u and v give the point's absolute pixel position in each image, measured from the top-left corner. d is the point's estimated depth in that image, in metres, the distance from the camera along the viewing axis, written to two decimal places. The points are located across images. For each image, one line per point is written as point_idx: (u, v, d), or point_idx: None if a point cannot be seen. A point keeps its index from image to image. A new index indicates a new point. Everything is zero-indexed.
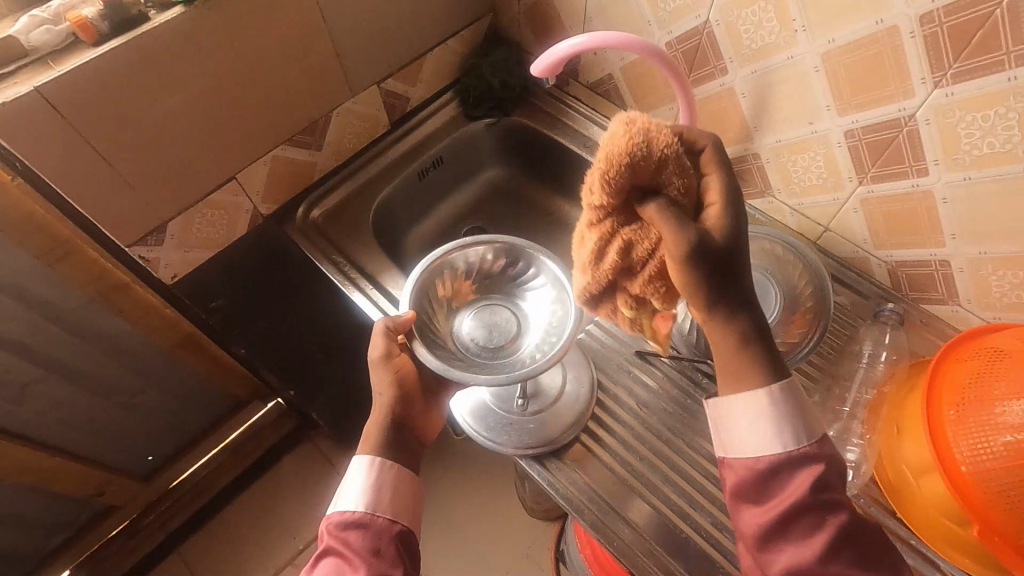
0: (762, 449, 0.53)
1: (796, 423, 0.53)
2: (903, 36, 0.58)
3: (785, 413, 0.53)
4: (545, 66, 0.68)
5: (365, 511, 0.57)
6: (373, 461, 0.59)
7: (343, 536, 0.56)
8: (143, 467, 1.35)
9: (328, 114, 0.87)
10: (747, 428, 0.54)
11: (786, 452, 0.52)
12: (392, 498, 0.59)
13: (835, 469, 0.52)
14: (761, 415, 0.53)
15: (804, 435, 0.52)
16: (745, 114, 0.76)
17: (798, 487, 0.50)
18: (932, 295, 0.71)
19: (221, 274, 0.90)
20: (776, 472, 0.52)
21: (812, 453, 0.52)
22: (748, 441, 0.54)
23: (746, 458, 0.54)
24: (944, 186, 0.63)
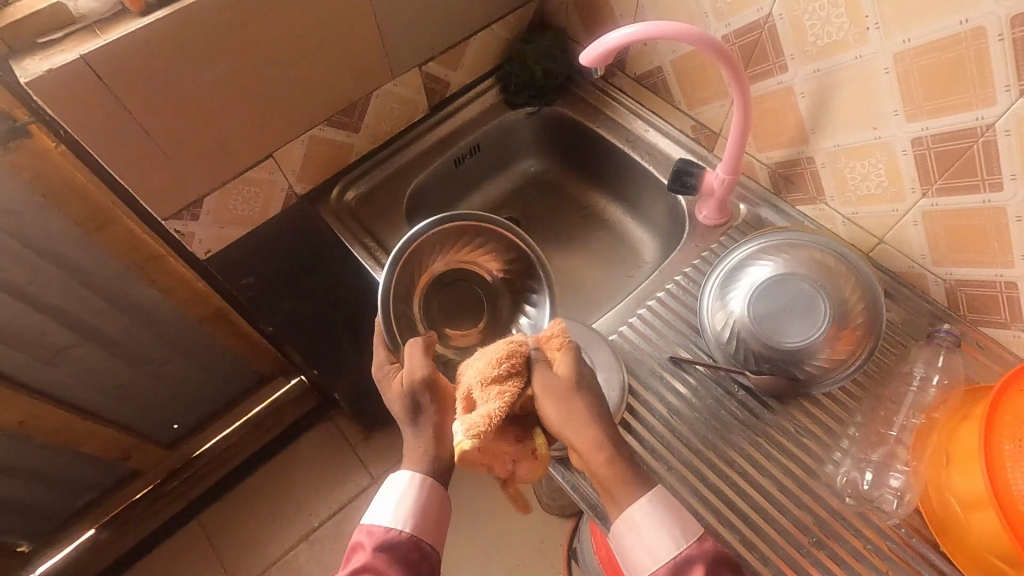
0: (653, 563, 0.54)
1: (671, 525, 0.53)
2: (989, 38, 0.53)
3: (669, 513, 0.54)
4: (595, 56, 0.65)
5: (407, 533, 0.57)
6: (422, 482, 0.58)
7: (384, 557, 0.55)
8: (169, 435, 1.39)
9: (367, 96, 0.86)
10: (637, 544, 0.54)
11: (673, 557, 0.53)
12: (431, 522, 0.58)
13: (722, 562, 0.53)
14: (638, 530, 0.53)
15: (682, 538, 0.53)
16: (802, 115, 0.72)
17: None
18: (993, 318, 0.67)
19: (255, 251, 0.90)
20: (676, 574, 0.53)
21: (699, 549, 0.53)
22: (641, 555, 0.54)
23: (646, 573, 0.54)
24: (1019, 203, 0.58)
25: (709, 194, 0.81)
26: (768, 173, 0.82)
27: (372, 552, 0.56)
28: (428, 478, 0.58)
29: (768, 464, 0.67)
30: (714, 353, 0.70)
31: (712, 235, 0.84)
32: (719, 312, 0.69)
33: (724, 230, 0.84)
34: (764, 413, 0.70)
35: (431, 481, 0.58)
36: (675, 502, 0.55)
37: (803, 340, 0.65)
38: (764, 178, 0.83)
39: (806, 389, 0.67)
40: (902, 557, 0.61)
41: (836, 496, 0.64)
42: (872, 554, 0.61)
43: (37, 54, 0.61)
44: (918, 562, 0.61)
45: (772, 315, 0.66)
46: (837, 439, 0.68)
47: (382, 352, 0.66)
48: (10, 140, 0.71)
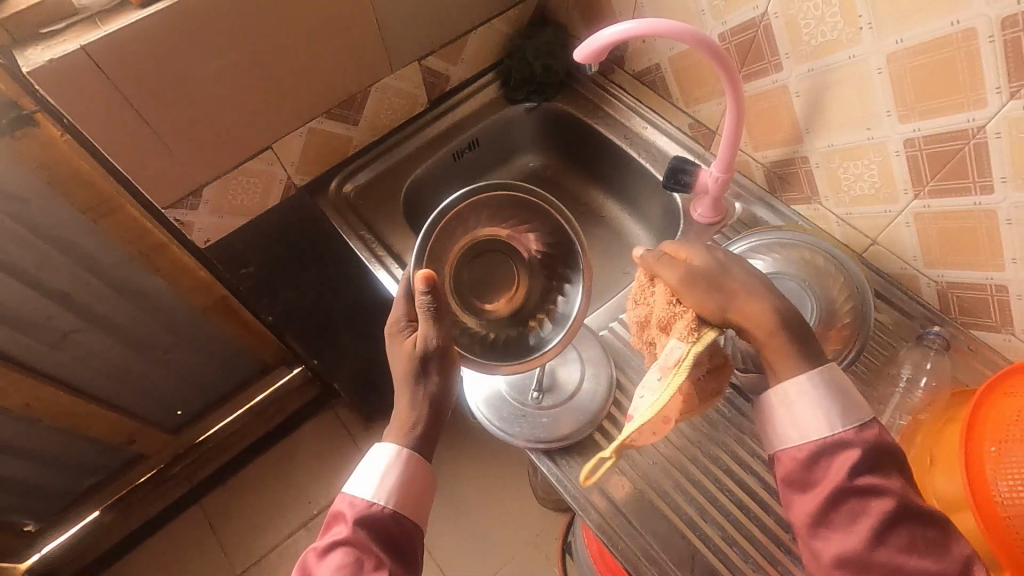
0: (804, 436, 0.52)
1: (838, 404, 0.52)
2: (980, 40, 0.53)
3: (830, 399, 0.52)
4: (589, 52, 0.66)
5: (388, 509, 0.57)
6: (402, 453, 0.59)
7: (363, 531, 0.56)
8: (173, 420, 1.41)
9: (366, 89, 0.86)
10: (789, 415, 0.53)
11: (826, 436, 0.51)
12: (412, 498, 0.59)
13: (880, 453, 0.50)
14: (805, 400, 0.53)
15: (846, 418, 0.52)
16: (797, 114, 0.72)
17: (842, 466, 0.50)
18: (983, 321, 0.67)
19: (255, 241, 0.91)
20: (820, 452, 0.51)
21: (855, 435, 0.51)
22: (788, 429, 0.53)
23: (789, 446, 0.53)
24: (1009, 206, 0.58)
25: (703, 192, 0.81)
26: (763, 172, 0.82)
27: (353, 524, 0.56)
28: (409, 448, 0.59)
29: (752, 461, 0.67)
30: None
31: (707, 233, 0.84)
32: None
33: (719, 229, 0.83)
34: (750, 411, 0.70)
35: (411, 453, 0.59)
36: (845, 386, 0.53)
37: None
38: (760, 177, 0.83)
39: None
40: None
41: None
42: None
43: (40, 44, 0.62)
44: None
45: (762, 314, 0.67)
46: None
47: (400, 306, 0.62)
48: (17, 128, 0.73)
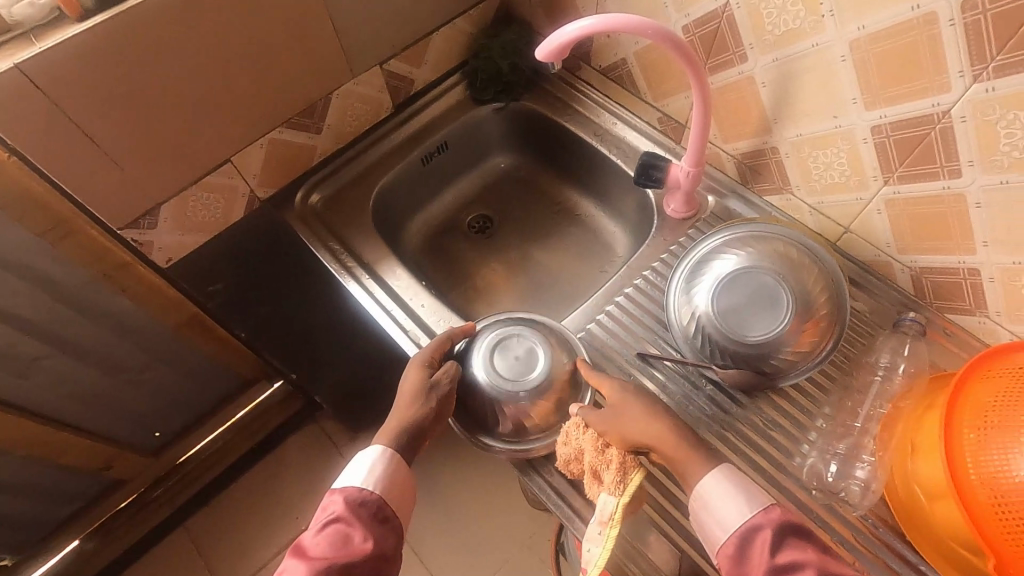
0: (725, 527, 0.55)
1: (744, 491, 0.56)
2: (941, 24, 0.52)
3: (740, 491, 0.56)
4: (550, 50, 0.65)
5: (376, 494, 0.61)
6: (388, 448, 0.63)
7: (355, 510, 0.59)
8: (151, 443, 1.36)
9: (327, 96, 0.84)
10: (710, 515, 0.56)
11: (741, 525, 0.54)
12: (398, 487, 0.62)
13: (794, 528, 0.53)
14: (715, 494, 0.56)
15: (753, 501, 0.55)
16: (764, 105, 0.71)
17: (764, 551, 0.52)
18: (958, 305, 0.67)
19: (221, 256, 0.89)
20: (744, 540, 0.54)
21: (765, 519, 0.54)
22: (714, 530, 0.56)
23: (721, 544, 0.55)
24: (977, 190, 0.58)
25: (676, 187, 0.80)
26: (734, 164, 0.81)
27: (343, 506, 0.59)
28: (394, 448, 0.64)
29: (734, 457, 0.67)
30: (682, 348, 0.70)
31: (681, 228, 0.83)
32: (685, 309, 0.68)
33: (693, 223, 0.83)
34: (731, 406, 0.70)
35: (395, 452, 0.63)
36: (746, 476, 0.58)
37: (768, 334, 0.64)
38: (731, 169, 0.82)
39: (774, 381, 0.66)
40: (867, 547, 0.62)
41: (802, 489, 0.64)
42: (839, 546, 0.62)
43: None
44: (885, 552, 0.61)
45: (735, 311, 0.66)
46: (804, 431, 0.68)
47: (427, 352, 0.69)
48: None
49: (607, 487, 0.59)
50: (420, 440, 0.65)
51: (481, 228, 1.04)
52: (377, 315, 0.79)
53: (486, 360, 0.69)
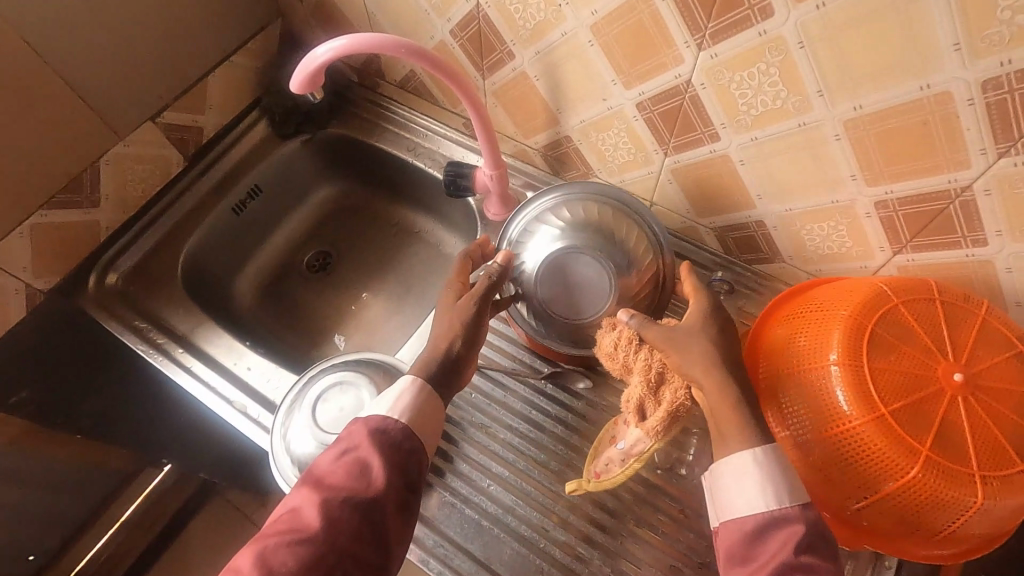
0: (748, 507, 0.46)
1: (792, 479, 0.47)
2: (654, 0, 0.53)
3: (783, 476, 0.46)
4: (302, 81, 0.61)
5: (401, 424, 0.51)
6: (415, 384, 0.53)
7: (372, 438, 0.50)
8: (28, 568, 1.17)
9: (93, 165, 0.76)
10: (737, 484, 0.47)
11: (768, 510, 0.46)
12: (422, 416, 0.52)
13: (824, 533, 0.45)
14: (749, 472, 0.47)
15: (798, 495, 0.46)
16: (544, 97, 0.71)
17: (784, 543, 0.44)
18: (759, 255, 0.70)
19: (15, 365, 0.78)
20: (763, 529, 0.46)
21: (801, 512, 0.45)
22: (737, 501, 0.47)
23: (731, 518, 0.47)
24: (736, 148, 0.60)
25: (488, 191, 0.78)
26: (542, 157, 0.80)
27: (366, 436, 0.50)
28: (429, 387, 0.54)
29: (585, 453, 0.66)
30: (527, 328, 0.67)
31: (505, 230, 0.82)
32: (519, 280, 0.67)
33: None
34: (574, 402, 0.69)
35: (427, 388, 0.53)
36: None
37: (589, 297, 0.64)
38: (541, 163, 0.82)
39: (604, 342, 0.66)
40: None
41: (648, 470, 0.64)
42: (693, 517, 0.62)
43: None
44: None
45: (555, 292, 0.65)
46: None
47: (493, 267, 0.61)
48: None
49: (645, 428, 0.53)
50: (456, 364, 0.56)
51: (321, 265, 0.99)
52: (199, 393, 0.72)
53: (310, 421, 0.63)
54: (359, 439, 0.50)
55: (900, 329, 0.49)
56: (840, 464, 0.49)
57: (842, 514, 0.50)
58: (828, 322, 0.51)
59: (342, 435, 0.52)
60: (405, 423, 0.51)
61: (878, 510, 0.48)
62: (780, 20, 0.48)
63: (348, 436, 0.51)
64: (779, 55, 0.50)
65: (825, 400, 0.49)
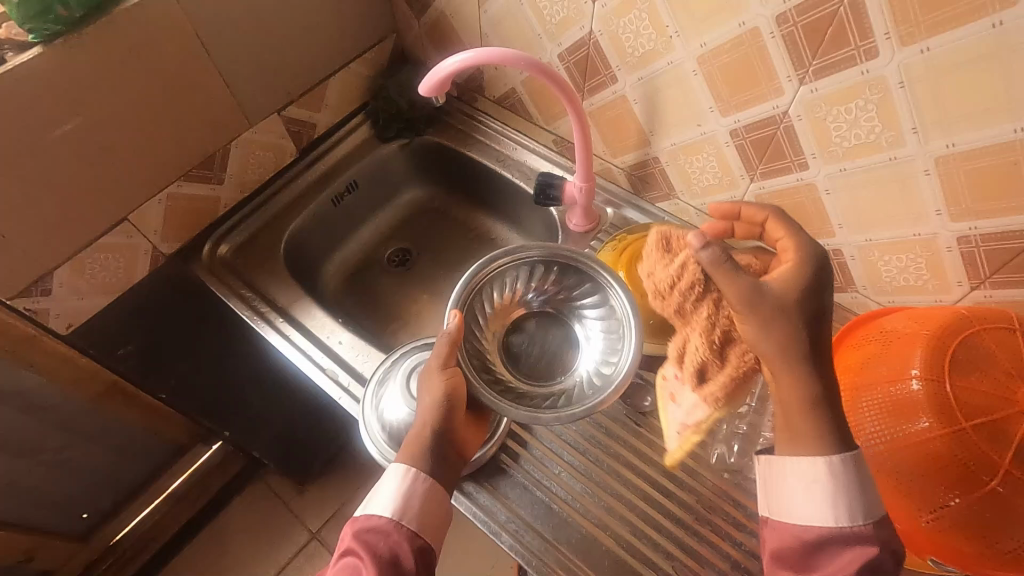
0: (812, 517, 0.50)
1: (860, 493, 0.49)
2: (764, 36, 0.59)
3: (849, 487, 0.49)
4: (432, 84, 0.68)
5: (391, 518, 0.54)
6: (410, 472, 0.56)
7: (362, 538, 0.53)
8: (79, 525, 1.23)
9: (225, 147, 0.85)
10: (806, 492, 0.50)
11: (836, 525, 0.49)
12: (416, 506, 0.55)
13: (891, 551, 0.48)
14: (817, 484, 0.50)
15: (863, 511, 0.49)
16: (639, 119, 0.77)
17: (850, 560, 0.47)
18: (832, 283, 0.73)
19: (128, 318, 0.86)
20: (831, 540, 0.48)
21: (868, 531, 0.48)
22: (799, 509, 0.51)
23: (790, 520, 0.51)
24: (824, 178, 0.64)
25: (573, 203, 0.84)
26: (625, 176, 0.86)
27: (357, 536, 0.54)
28: (422, 470, 0.57)
29: (651, 452, 0.69)
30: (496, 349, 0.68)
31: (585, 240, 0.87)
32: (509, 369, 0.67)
33: (595, 234, 0.87)
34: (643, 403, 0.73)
35: (422, 475, 0.56)
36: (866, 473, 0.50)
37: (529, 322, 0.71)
38: (623, 181, 0.87)
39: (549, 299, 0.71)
40: None
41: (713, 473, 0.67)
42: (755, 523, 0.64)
43: None
44: None
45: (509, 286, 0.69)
46: None
47: (441, 351, 0.60)
48: None
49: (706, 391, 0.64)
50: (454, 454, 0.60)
51: (400, 261, 1.05)
52: (297, 359, 0.79)
53: (402, 388, 0.68)
54: (352, 542, 0.54)
55: (980, 355, 0.51)
56: (920, 475, 0.51)
57: (919, 525, 0.52)
58: (911, 343, 0.54)
59: (344, 539, 0.56)
60: (393, 517, 0.54)
61: (945, 524, 0.50)
62: (884, 61, 0.53)
63: (343, 541, 0.55)
64: (879, 93, 0.55)
65: (906, 414, 0.52)
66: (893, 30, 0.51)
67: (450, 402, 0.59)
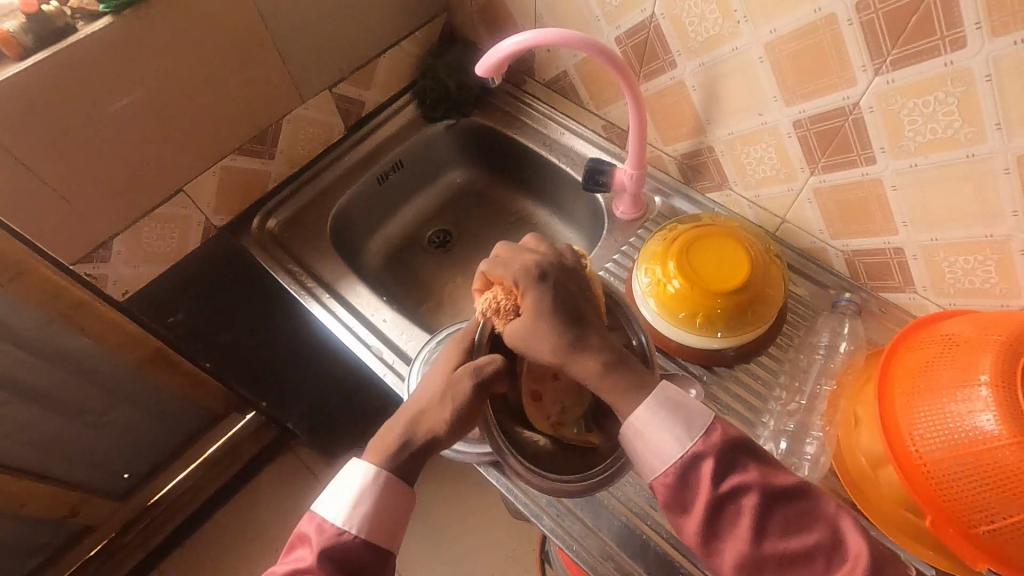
0: (662, 457, 0.49)
1: (676, 417, 0.49)
2: (841, 24, 0.57)
3: (675, 411, 0.50)
4: (489, 65, 0.67)
5: (356, 533, 0.49)
6: (374, 480, 0.50)
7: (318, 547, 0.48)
8: (119, 485, 1.27)
9: (277, 121, 0.86)
10: (645, 443, 0.49)
11: (682, 452, 0.48)
12: (374, 516, 0.49)
13: (727, 453, 0.48)
14: (652, 423, 0.49)
15: (691, 429, 0.49)
16: (696, 107, 0.76)
17: (705, 479, 0.47)
18: (889, 283, 0.70)
19: (179, 286, 0.88)
20: (684, 471, 0.48)
21: (703, 445, 0.48)
22: (650, 456, 0.49)
23: (654, 473, 0.49)
24: (892, 174, 0.62)
25: (622, 189, 0.83)
26: (676, 164, 0.85)
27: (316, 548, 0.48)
28: (387, 468, 0.51)
29: None
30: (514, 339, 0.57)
31: (631, 229, 0.86)
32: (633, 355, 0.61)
33: (642, 222, 0.86)
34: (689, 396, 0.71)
35: (388, 474, 0.50)
36: (680, 394, 0.51)
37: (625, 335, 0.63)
38: (673, 170, 0.86)
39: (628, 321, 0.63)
40: None
41: None
42: None
43: None
44: None
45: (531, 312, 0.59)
46: (759, 415, 0.70)
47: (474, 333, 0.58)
48: None
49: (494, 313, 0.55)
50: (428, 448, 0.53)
51: (441, 242, 1.06)
52: (341, 334, 0.80)
53: None
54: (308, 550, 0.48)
55: None
56: (979, 482, 0.50)
57: (973, 533, 0.51)
58: (980, 347, 0.52)
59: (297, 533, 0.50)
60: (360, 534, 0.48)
61: (1005, 534, 0.50)
62: (971, 52, 0.51)
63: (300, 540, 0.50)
64: (962, 86, 0.53)
65: (972, 421, 0.50)
66: (984, 20, 0.49)
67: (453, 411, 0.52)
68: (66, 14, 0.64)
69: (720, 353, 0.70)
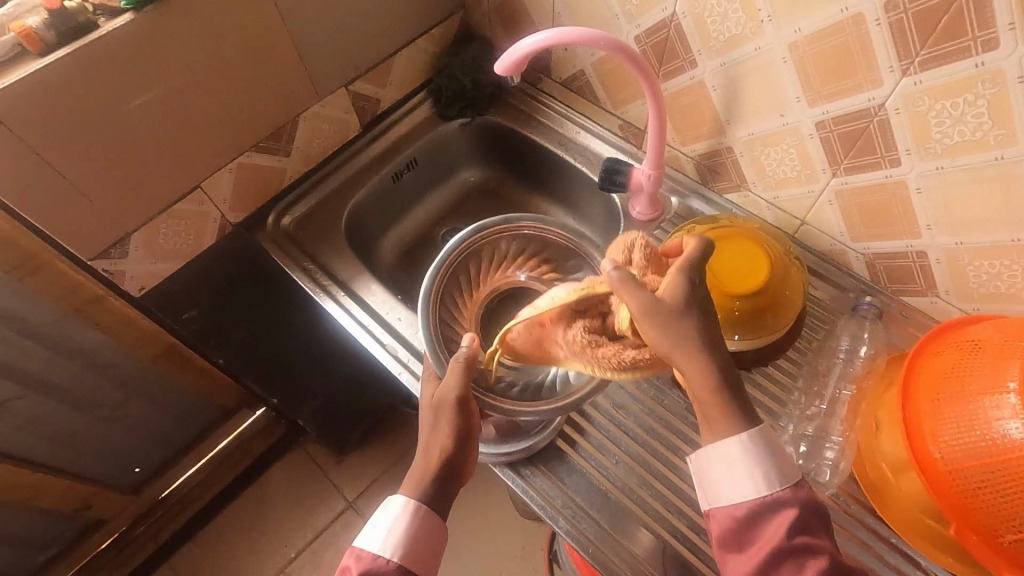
0: (739, 495, 0.50)
1: (772, 466, 0.50)
2: (868, 23, 0.56)
3: (767, 461, 0.50)
4: (509, 64, 0.67)
5: (395, 560, 0.53)
6: (414, 509, 0.54)
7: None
8: (130, 479, 1.28)
9: (294, 119, 0.86)
10: (723, 475, 0.51)
11: (763, 495, 0.49)
12: (410, 542, 0.54)
13: (812, 513, 0.49)
14: (738, 463, 0.50)
15: (780, 481, 0.50)
16: (716, 107, 0.75)
17: (777, 526, 0.48)
18: (911, 287, 0.69)
19: (194, 283, 0.89)
20: (756, 514, 0.49)
21: (787, 494, 0.49)
22: (726, 486, 0.51)
23: (724, 505, 0.51)
24: (917, 176, 0.61)
25: (639, 189, 0.82)
26: (694, 165, 0.84)
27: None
28: (420, 501, 0.55)
29: None
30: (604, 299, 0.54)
31: (648, 229, 0.85)
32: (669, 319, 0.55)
33: (658, 224, 0.85)
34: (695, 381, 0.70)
35: (424, 507, 0.55)
36: (779, 446, 0.51)
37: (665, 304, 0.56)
38: (691, 170, 0.85)
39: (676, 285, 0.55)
40: (842, 525, 0.63)
41: None
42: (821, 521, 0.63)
43: None
44: (860, 529, 0.63)
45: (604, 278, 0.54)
46: (777, 419, 0.70)
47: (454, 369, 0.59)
48: None
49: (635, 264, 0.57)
50: (454, 476, 0.57)
51: None
52: (356, 333, 0.80)
53: None
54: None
55: None
56: (1007, 491, 0.49)
57: (1000, 543, 0.51)
58: (1009, 353, 0.52)
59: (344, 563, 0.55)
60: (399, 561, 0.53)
61: None
62: (1003, 53, 0.50)
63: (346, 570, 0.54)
64: (993, 88, 0.52)
65: (1001, 429, 0.49)
66: (1018, 20, 0.48)
67: (463, 438, 0.57)
68: (87, 10, 0.64)
69: (738, 356, 0.69)
